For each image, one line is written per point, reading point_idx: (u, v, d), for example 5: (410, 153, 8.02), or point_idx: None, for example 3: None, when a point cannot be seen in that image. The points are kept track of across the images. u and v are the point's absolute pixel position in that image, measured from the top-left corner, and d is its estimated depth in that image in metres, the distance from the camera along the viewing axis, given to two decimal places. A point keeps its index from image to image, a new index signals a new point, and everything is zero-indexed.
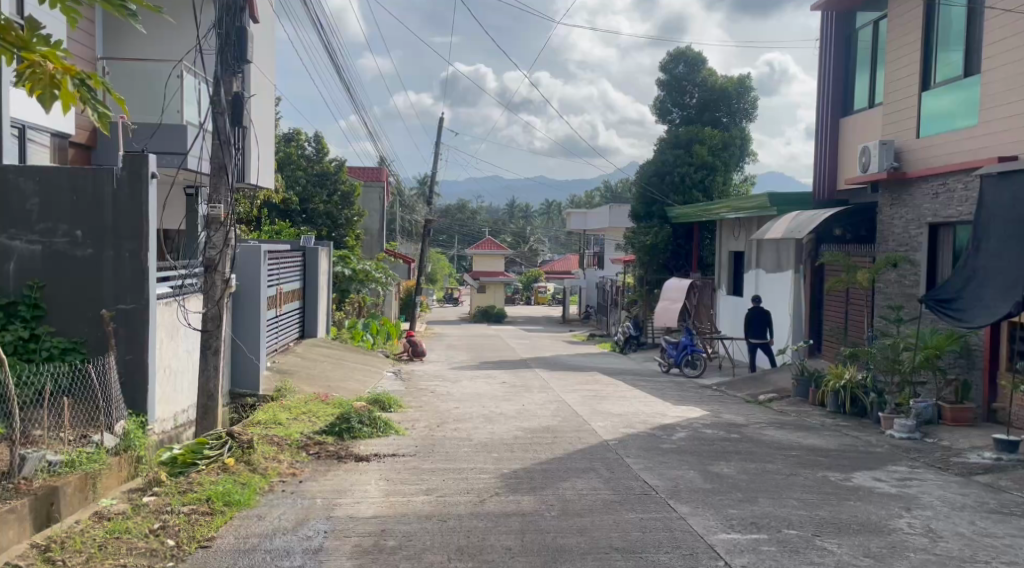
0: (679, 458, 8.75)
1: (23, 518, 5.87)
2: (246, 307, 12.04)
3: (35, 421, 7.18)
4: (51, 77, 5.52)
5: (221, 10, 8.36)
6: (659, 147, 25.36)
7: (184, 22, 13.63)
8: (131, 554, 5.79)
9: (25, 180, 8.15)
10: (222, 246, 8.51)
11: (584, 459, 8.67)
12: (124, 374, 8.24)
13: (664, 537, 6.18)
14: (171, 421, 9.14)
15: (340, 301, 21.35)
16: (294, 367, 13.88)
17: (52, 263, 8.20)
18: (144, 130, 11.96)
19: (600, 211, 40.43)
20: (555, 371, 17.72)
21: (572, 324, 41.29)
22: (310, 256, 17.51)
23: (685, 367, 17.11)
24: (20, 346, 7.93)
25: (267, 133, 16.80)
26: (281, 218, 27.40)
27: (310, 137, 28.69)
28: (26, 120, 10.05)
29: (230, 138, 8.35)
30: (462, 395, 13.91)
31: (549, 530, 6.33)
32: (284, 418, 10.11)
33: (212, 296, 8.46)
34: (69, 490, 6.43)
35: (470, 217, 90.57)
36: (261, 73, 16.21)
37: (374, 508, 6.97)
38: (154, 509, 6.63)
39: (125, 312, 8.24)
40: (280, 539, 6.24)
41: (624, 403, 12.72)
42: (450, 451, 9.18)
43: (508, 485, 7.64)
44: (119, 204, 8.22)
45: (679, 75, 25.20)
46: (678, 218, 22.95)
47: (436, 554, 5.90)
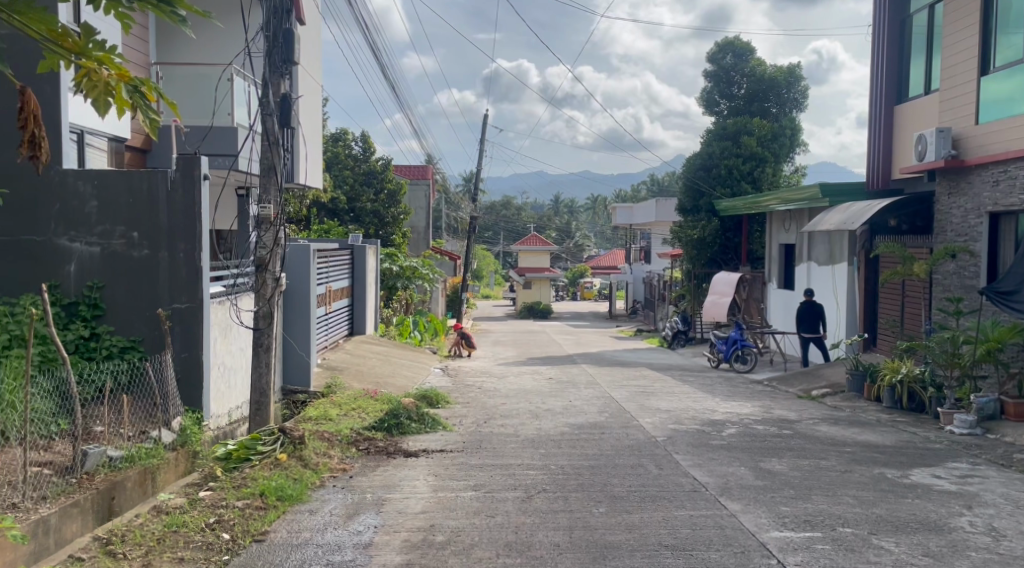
0: (730, 454, 8.65)
1: (86, 512, 6.05)
2: (296, 304, 12.26)
3: (96, 418, 7.40)
4: (107, 83, 5.79)
5: (268, 13, 8.56)
6: (705, 139, 25.04)
7: (233, 26, 13.89)
8: (189, 548, 5.94)
9: (83, 184, 8.39)
10: (273, 246, 8.68)
11: (633, 456, 8.61)
12: (181, 371, 8.44)
13: (715, 534, 6.11)
14: (226, 417, 9.33)
15: (388, 298, 21.58)
16: (343, 364, 14.07)
17: (111, 264, 8.42)
18: (197, 132, 12.18)
19: (646, 206, 40.22)
20: (601, 367, 17.63)
21: (619, 320, 41.10)
22: (358, 254, 17.62)
23: (735, 362, 16.77)
24: (81, 345, 8.16)
25: (314, 132, 16.98)
26: (328, 218, 27.79)
27: (357, 137, 28.98)
28: (84, 125, 10.25)
29: (278, 138, 8.55)
30: (509, 391, 13.88)
31: (597, 527, 6.31)
32: (333, 413, 10.23)
33: (263, 294, 8.62)
34: (128, 484, 6.60)
35: (515, 214, 90.64)
36: (307, 74, 16.40)
37: (423, 504, 7.03)
38: (210, 503, 6.79)
39: (180, 312, 8.44)
40: (331, 533, 6.32)
41: (673, 399, 12.60)
42: (497, 447, 9.21)
43: (555, 482, 7.63)
44: (173, 204, 8.40)
45: (725, 65, 24.94)
46: (724, 211, 22.61)
47: (484, 549, 5.92)
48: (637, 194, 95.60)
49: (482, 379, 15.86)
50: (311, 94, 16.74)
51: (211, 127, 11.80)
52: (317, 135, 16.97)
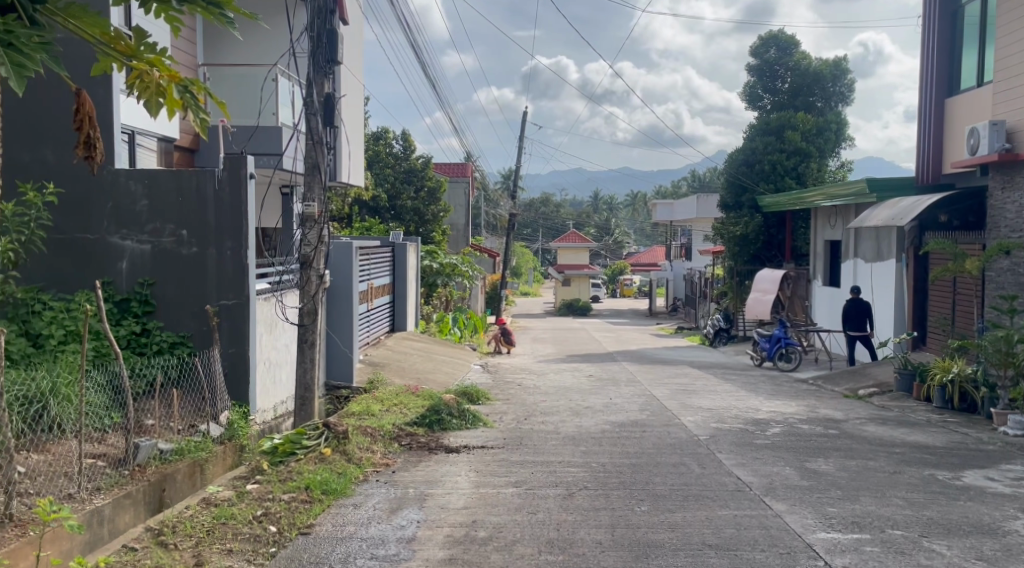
0: (774, 454, 8.55)
1: (138, 503, 6.20)
2: (339, 301, 12.43)
3: (147, 412, 7.57)
4: (158, 85, 5.95)
5: (312, 14, 8.67)
6: (748, 134, 24.77)
7: (279, 27, 14.10)
8: (237, 539, 6.05)
9: (134, 183, 8.58)
10: (317, 243, 8.79)
11: (675, 454, 8.57)
12: (228, 366, 8.61)
13: (760, 534, 6.06)
14: (271, 411, 9.48)
15: (428, 294, 21.74)
16: (386, 360, 14.21)
17: (161, 261, 8.61)
18: (243, 132, 12.37)
19: (687, 202, 39.87)
20: (642, 365, 17.53)
21: (659, 318, 40.85)
22: (400, 251, 17.78)
23: (779, 360, 16.58)
24: (133, 340, 8.37)
25: (357, 131, 17.15)
26: (369, 215, 28.06)
27: (398, 135, 29.19)
28: (135, 126, 10.47)
29: (322, 137, 8.65)
30: (549, 388, 13.89)
31: (640, 525, 6.29)
32: (375, 409, 10.33)
33: (307, 291, 8.74)
34: (178, 476, 6.75)
35: (555, 211, 90.50)
36: (350, 73, 16.55)
37: (465, 499, 7.07)
38: (258, 495, 6.91)
39: (227, 308, 8.60)
40: (375, 528, 6.39)
41: (715, 397, 12.50)
42: (538, 444, 9.22)
43: (597, 479, 7.62)
44: (220, 203, 8.54)
45: (769, 59, 24.63)
46: (768, 207, 22.32)
47: (526, 546, 5.94)
48: (678, 191, 94.92)
49: (522, 376, 15.88)
50: (353, 94, 16.90)
51: (257, 127, 11.97)
52: (359, 134, 17.12)
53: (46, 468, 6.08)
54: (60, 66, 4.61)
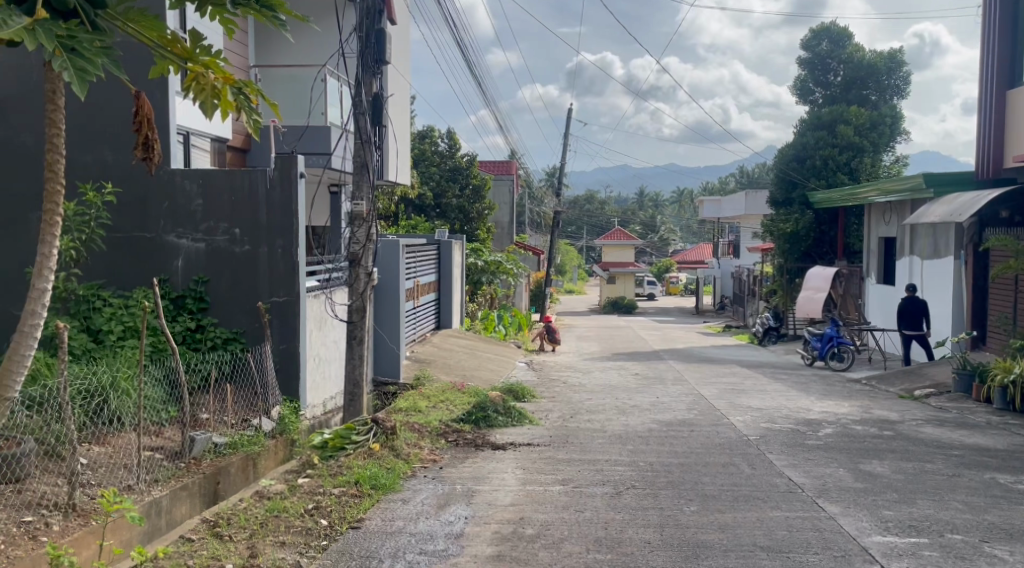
0: (827, 455, 8.41)
1: (194, 495, 6.33)
2: (387, 298, 12.55)
3: (202, 406, 7.74)
4: (213, 87, 6.06)
5: (361, 14, 8.77)
6: (799, 128, 24.40)
7: (329, 28, 14.28)
8: (290, 532, 6.15)
9: (189, 182, 8.76)
10: (366, 241, 8.89)
11: (725, 454, 8.48)
12: (280, 362, 8.75)
13: (813, 537, 5.97)
14: (321, 407, 9.60)
15: (473, 292, 21.85)
16: (432, 356, 14.33)
17: (215, 259, 8.78)
18: (293, 132, 12.54)
19: (736, 198, 39.38)
20: (689, 363, 17.36)
21: (706, 316, 40.47)
22: (445, 249, 17.87)
23: (831, 360, 16.29)
24: (188, 336, 8.55)
25: (403, 129, 17.28)
26: (415, 213, 28.25)
27: (443, 134, 29.35)
28: (190, 127, 10.68)
29: (370, 136, 8.73)
30: (595, 386, 13.85)
31: (689, 525, 6.24)
32: (422, 405, 10.41)
33: (356, 289, 8.84)
34: (233, 470, 6.88)
35: (600, 208, 90.15)
36: (397, 72, 16.67)
37: (512, 497, 7.08)
38: (309, 489, 7.02)
39: (279, 305, 8.74)
40: (424, 523, 6.44)
41: (765, 397, 12.34)
42: (584, 443, 9.18)
43: (644, 478, 7.58)
44: (271, 202, 8.68)
45: (821, 52, 24.26)
46: (819, 203, 21.91)
47: (574, 544, 5.94)
48: (725, 188, 93.86)
49: (567, 374, 15.86)
50: (400, 92, 17.02)
51: (307, 126, 12.13)
52: (407, 133, 17.23)
53: (106, 460, 6.24)
54: (121, 70, 4.71)
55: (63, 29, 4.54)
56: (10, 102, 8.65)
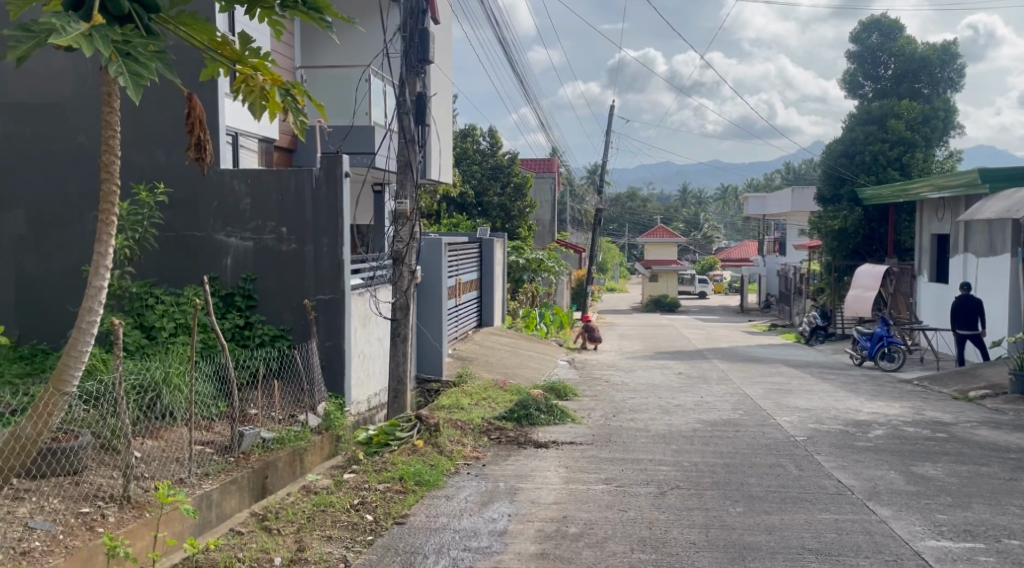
0: (877, 457, 8.26)
1: (244, 489, 6.44)
2: (429, 295, 12.63)
3: (251, 401, 7.87)
4: (262, 89, 6.13)
5: (406, 14, 8.83)
6: (848, 123, 24.00)
7: (373, 28, 14.40)
8: (336, 526, 6.23)
9: (238, 182, 8.90)
10: (409, 239, 8.95)
11: (771, 455, 8.38)
12: (326, 359, 8.85)
13: (863, 540, 5.87)
14: (365, 403, 9.69)
15: (514, 290, 21.89)
16: (474, 354, 14.39)
17: (263, 258, 8.91)
18: (338, 133, 12.67)
19: (782, 195, 38.86)
20: (733, 363, 17.17)
21: (751, 314, 40.02)
22: (487, 247, 17.92)
23: (880, 360, 15.99)
24: (237, 333, 8.70)
25: (446, 128, 17.36)
26: (457, 211, 28.36)
27: (484, 132, 29.41)
28: (238, 128, 10.85)
29: (414, 136, 8.79)
30: (638, 385, 13.78)
31: (736, 527, 6.18)
32: (465, 403, 10.45)
33: (400, 287, 8.90)
34: (280, 464, 6.98)
35: (642, 206, 89.61)
36: (440, 71, 16.75)
37: (555, 495, 7.08)
38: (354, 485, 7.09)
39: (324, 302, 8.84)
40: (467, 520, 6.47)
41: (812, 397, 12.15)
42: (627, 442, 9.15)
43: (689, 479, 7.51)
44: (317, 201, 8.79)
45: (871, 45, 23.85)
46: (869, 199, 21.51)
47: (618, 543, 5.91)
48: (770, 184, 92.70)
49: (609, 372, 15.80)
50: (444, 91, 17.10)
51: (351, 126, 12.23)
52: (450, 131, 17.31)
53: (159, 453, 6.38)
54: (175, 74, 4.78)
55: (118, 35, 4.65)
56: (66, 105, 8.88)
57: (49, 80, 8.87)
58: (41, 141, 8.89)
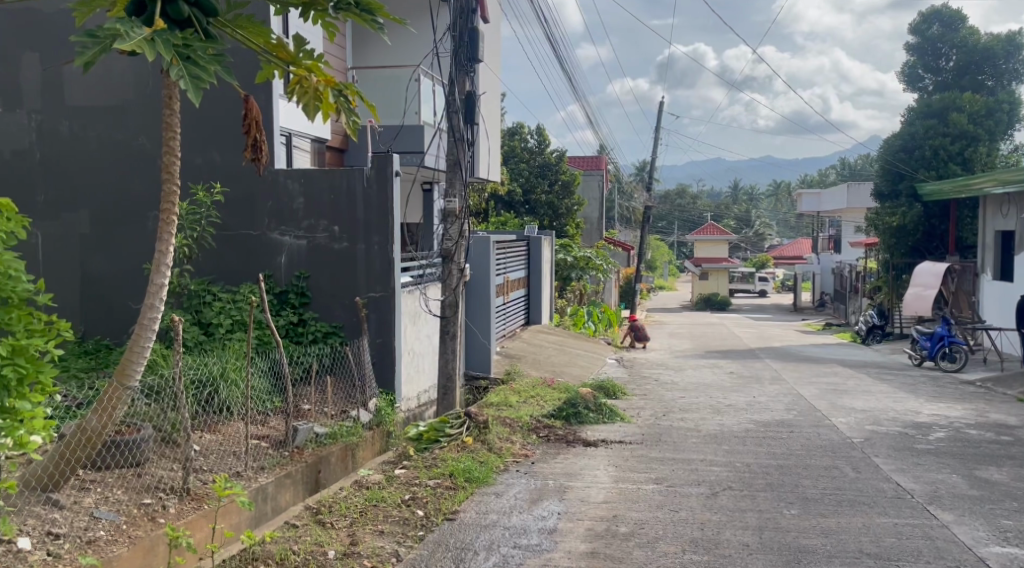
0: (938, 460, 8.08)
1: (298, 482, 6.57)
2: (477, 293, 12.71)
3: (304, 397, 8.02)
4: (316, 90, 6.24)
5: (455, 14, 8.89)
6: (907, 117, 23.48)
7: (424, 29, 14.52)
8: (388, 521, 6.31)
9: (291, 181, 9.06)
10: (458, 238, 9.02)
11: (826, 457, 8.25)
12: (376, 356, 8.97)
13: (924, 545, 5.75)
14: (415, 400, 9.79)
15: (562, 287, 21.89)
16: (522, 352, 14.43)
17: (316, 256, 9.06)
18: (389, 132, 12.81)
19: (837, 191, 38.15)
20: (787, 362, 16.93)
21: (806, 313, 39.37)
22: (535, 245, 17.93)
23: (941, 360, 15.61)
24: (291, 329, 8.86)
25: (495, 127, 17.42)
26: (505, 209, 28.44)
27: (532, 130, 29.43)
28: (292, 129, 11.04)
29: (463, 135, 8.86)
30: (688, 384, 13.68)
31: (791, 529, 6.10)
32: (513, 400, 10.49)
33: (449, 284, 8.97)
34: (333, 459, 7.10)
35: (692, 203, 88.74)
36: (488, 70, 16.80)
37: (605, 494, 7.07)
38: (405, 480, 7.17)
39: (375, 300, 8.96)
40: (517, 517, 6.50)
41: (869, 398, 11.92)
42: (678, 441, 9.10)
43: (742, 480, 7.44)
44: (369, 200, 8.91)
45: (932, 36, 23.27)
46: (929, 195, 21.00)
47: (670, 544, 5.89)
48: (825, 180, 91.03)
49: (659, 371, 15.71)
50: (492, 89, 17.14)
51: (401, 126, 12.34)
52: (499, 129, 17.36)
53: (217, 447, 6.54)
54: (233, 76, 4.89)
55: (179, 39, 4.78)
56: (127, 109, 9.13)
57: (111, 84, 9.13)
58: (104, 143, 9.16)
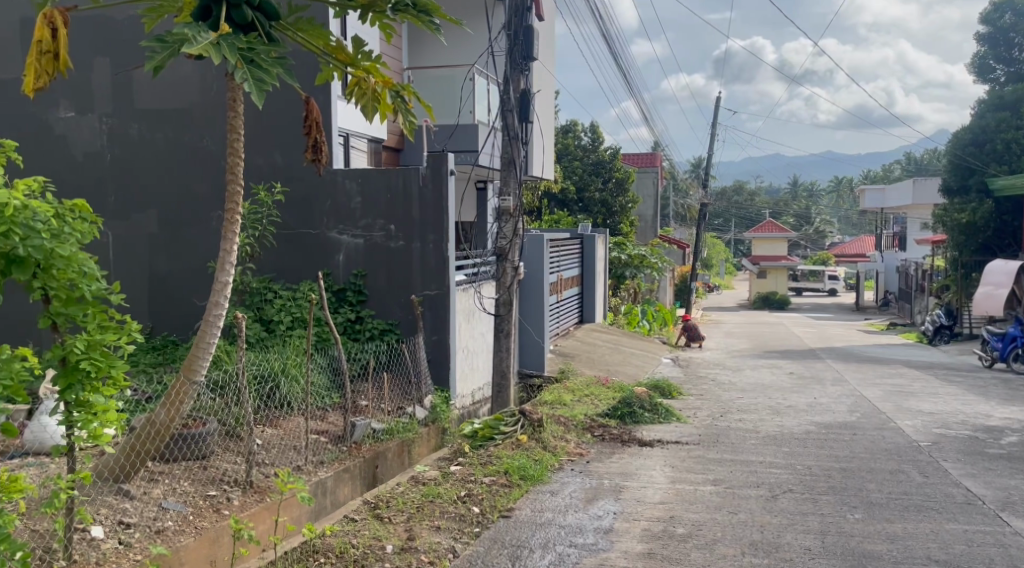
0: (1010, 465, 7.82)
1: (355, 477, 6.65)
2: (531, 292, 12.70)
3: (362, 393, 8.12)
4: (374, 91, 6.32)
5: (510, 12, 8.90)
6: (978, 110, 22.86)
7: (479, 28, 14.57)
8: (444, 517, 6.34)
9: (349, 181, 9.18)
10: (513, 236, 9.03)
11: (892, 461, 8.05)
12: (432, 353, 9.04)
13: (996, 553, 5.58)
14: (469, 397, 9.84)
15: (616, 285, 21.79)
16: (575, 351, 14.38)
17: (373, 255, 9.17)
18: (444, 131, 12.87)
19: (902, 187, 37.17)
20: (849, 363, 16.56)
21: (869, 312, 38.46)
22: (588, 243, 17.84)
23: (1012, 362, 15.10)
24: (348, 326, 8.99)
25: (549, 125, 17.40)
26: (558, 207, 28.40)
27: (585, 127, 29.34)
28: (349, 129, 11.17)
29: (517, 133, 8.87)
30: (746, 385, 13.49)
31: (854, 534, 5.98)
32: (567, 398, 10.47)
33: (503, 283, 8.99)
34: (389, 455, 7.18)
35: (750, 200, 87.40)
36: (543, 67, 16.78)
37: (661, 494, 7.02)
38: (460, 477, 7.21)
39: (431, 298, 9.03)
40: (572, 516, 6.49)
41: (936, 401, 11.60)
42: (736, 442, 8.98)
43: (803, 482, 7.31)
44: (424, 199, 8.98)
45: (1004, 25, 22.61)
46: (1001, 190, 20.33)
47: (728, 546, 5.82)
48: (888, 176, 88.77)
49: (716, 371, 15.52)
50: (547, 87, 17.11)
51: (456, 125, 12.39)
52: (552, 127, 17.34)
53: (278, 440, 6.67)
54: (294, 78, 4.95)
55: (244, 42, 4.86)
56: (193, 111, 9.37)
57: (179, 87, 9.37)
58: (171, 145, 9.41)
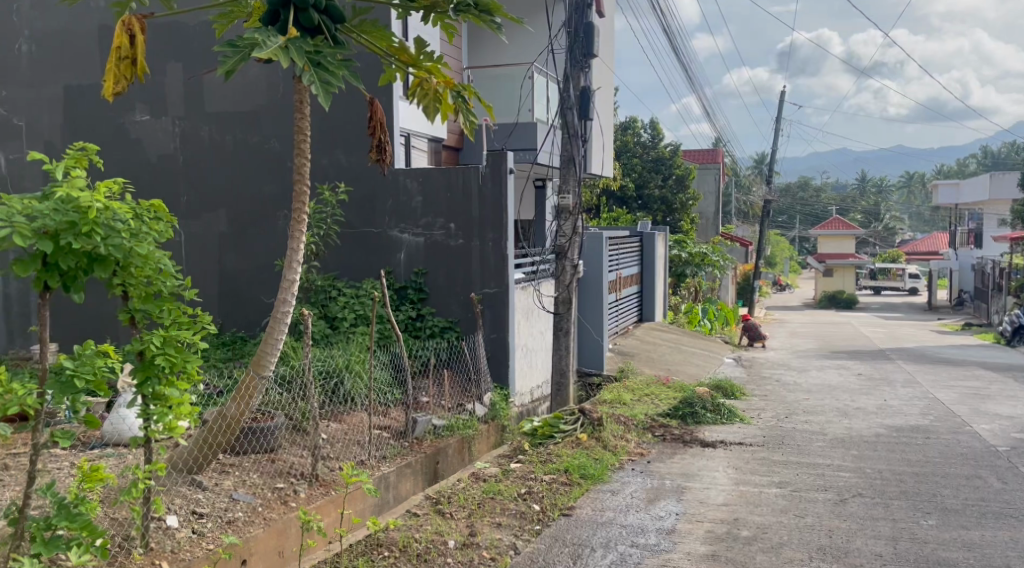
0: None
1: (417, 472, 6.75)
2: (591, 290, 12.66)
3: (423, 390, 8.23)
4: (436, 92, 6.39)
5: (571, 10, 8.89)
6: None
7: (539, 26, 14.58)
8: (505, 514, 6.39)
9: (410, 180, 9.29)
10: (572, 234, 9.02)
11: (967, 466, 7.82)
12: (491, 351, 9.10)
13: None
14: (528, 395, 9.87)
15: (677, 284, 21.58)
16: (635, 350, 14.28)
17: (434, 253, 9.27)
18: (504, 130, 12.92)
19: (978, 182, 35.92)
20: (921, 364, 16.09)
21: (942, 312, 37.29)
22: (648, 241, 17.71)
23: None
24: (409, 324, 9.11)
25: (608, 121, 17.31)
26: (618, 205, 28.23)
27: (645, 124, 29.11)
28: (410, 129, 11.29)
29: (577, 131, 8.87)
30: (812, 385, 13.23)
31: (928, 541, 5.84)
32: (627, 398, 10.42)
33: (562, 280, 9.01)
34: (450, 451, 7.26)
35: (815, 196, 85.54)
36: (603, 64, 16.71)
37: (725, 496, 6.94)
38: (521, 474, 7.25)
39: (490, 296, 9.09)
40: (635, 516, 6.47)
41: (1014, 404, 11.20)
42: (802, 445, 8.82)
43: (873, 487, 7.15)
44: (485, 197, 9.04)
45: None
46: None
47: (795, 550, 5.73)
48: (962, 171, 85.86)
49: (780, 371, 15.25)
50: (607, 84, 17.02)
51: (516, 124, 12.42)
52: (611, 124, 17.25)
53: (342, 435, 6.81)
54: (360, 80, 5.04)
55: (311, 46, 4.98)
56: (261, 113, 9.59)
57: (248, 90, 9.60)
58: (240, 146, 9.66)
